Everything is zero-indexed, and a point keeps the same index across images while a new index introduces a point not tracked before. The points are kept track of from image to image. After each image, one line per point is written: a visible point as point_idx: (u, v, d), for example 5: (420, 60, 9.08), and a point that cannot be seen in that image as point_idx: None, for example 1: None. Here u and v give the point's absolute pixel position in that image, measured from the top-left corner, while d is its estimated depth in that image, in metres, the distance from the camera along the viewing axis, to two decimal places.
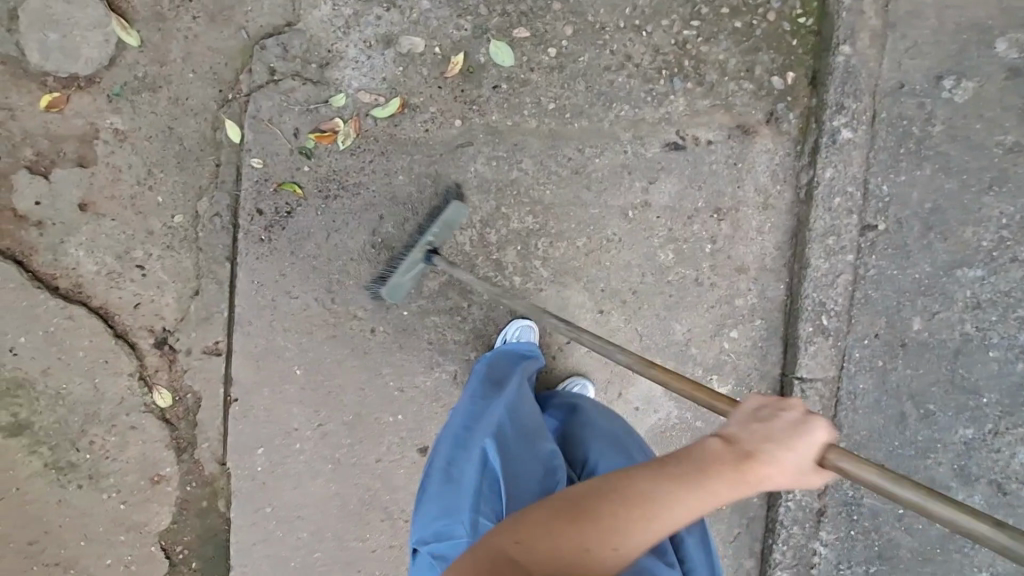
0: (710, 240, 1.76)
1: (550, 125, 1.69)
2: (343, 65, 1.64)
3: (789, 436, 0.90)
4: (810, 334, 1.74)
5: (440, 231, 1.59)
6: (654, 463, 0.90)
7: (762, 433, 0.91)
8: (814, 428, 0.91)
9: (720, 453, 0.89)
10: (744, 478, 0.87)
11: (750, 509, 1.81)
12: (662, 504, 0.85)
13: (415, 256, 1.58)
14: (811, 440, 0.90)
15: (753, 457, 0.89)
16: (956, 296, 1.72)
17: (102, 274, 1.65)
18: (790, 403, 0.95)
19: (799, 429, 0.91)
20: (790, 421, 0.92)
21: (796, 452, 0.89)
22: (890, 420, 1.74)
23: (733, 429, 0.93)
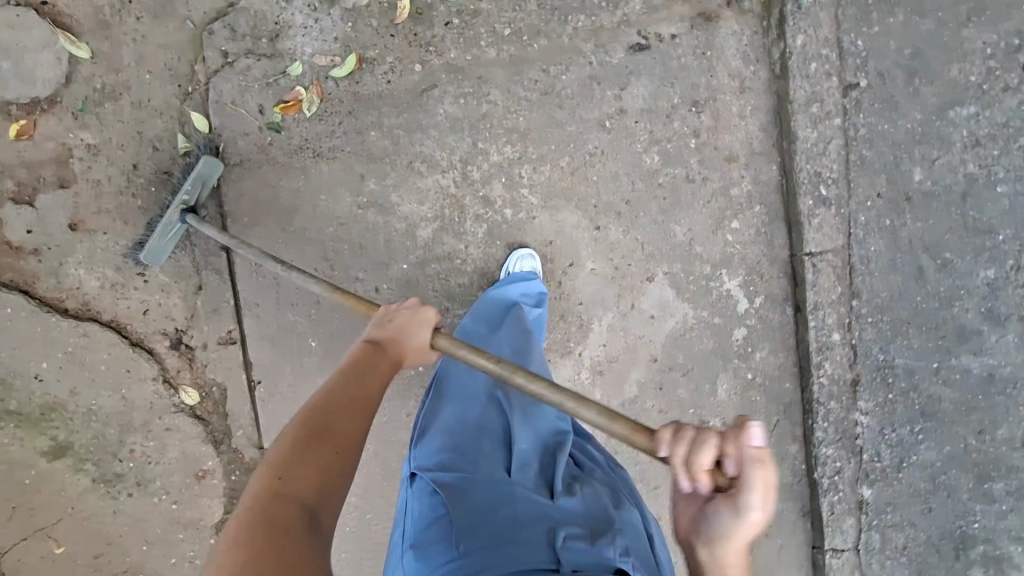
0: (693, 134, 1.73)
1: (510, 52, 1.66)
2: (293, 33, 1.62)
3: (414, 321, 1.17)
4: (812, 207, 1.71)
5: (193, 188, 1.55)
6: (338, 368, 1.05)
7: (400, 325, 1.16)
8: (427, 310, 1.18)
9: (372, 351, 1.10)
10: (391, 361, 1.11)
11: (785, 395, 1.80)
12: (361, 393, 1.00)
13: (171, 217, 1.56)
14: (429, 319, 1.18)
15: (392, 344, 1.13)
16: (953, 138, 1.68)
17: (106, 288, 1.67)
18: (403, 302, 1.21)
19: (415, 312, 1.18)
20: (411, 308, 1.19)
21: (420, 327, 1.16)
22: (909, 276, 1.72)
23: (376, 332, 1.15)
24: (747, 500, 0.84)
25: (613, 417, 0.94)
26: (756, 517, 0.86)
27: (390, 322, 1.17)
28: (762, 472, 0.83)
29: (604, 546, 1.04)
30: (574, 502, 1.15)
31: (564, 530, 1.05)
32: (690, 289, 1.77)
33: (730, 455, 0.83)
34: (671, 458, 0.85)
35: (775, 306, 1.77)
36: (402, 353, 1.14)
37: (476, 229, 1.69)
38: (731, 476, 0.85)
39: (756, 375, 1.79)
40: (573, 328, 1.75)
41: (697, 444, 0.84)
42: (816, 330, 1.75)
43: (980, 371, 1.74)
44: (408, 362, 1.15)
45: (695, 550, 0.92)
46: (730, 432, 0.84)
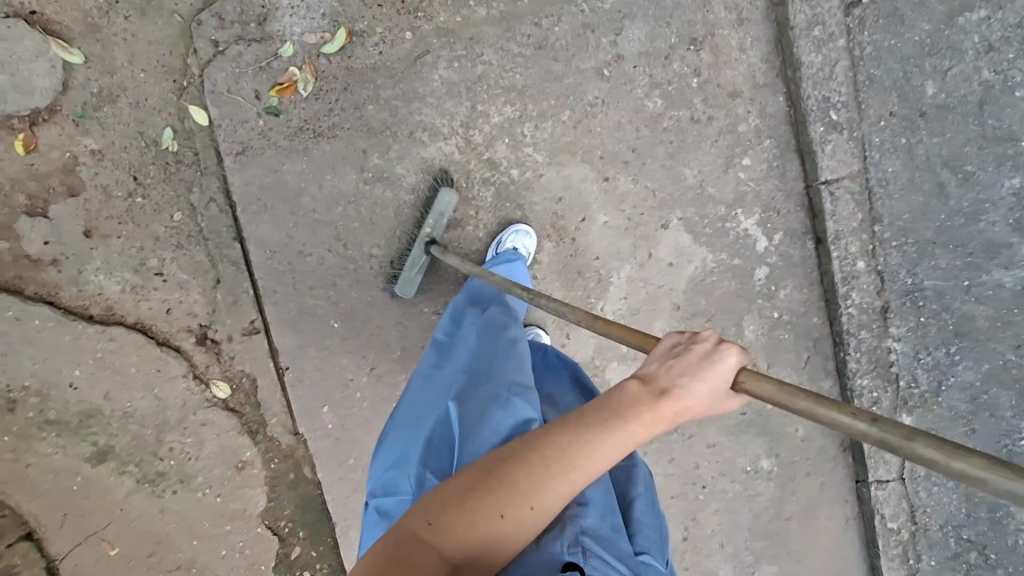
0: (694, 73, 1.69)
1: (500, 9, 1.64)
2: (281, 14, 1.61)
3: (701, 361, 0.87)
4: (824, 134, 1.67)
5: (434, 221, 1.60)
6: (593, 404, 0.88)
7: (676, 370, 0.88)
8: (725, 354, 0.87)
9: (643, 393, 0.87)
10: (656, 418, 0.85)
11: (813, 330, 1.77)
12: (594, 453, 0.84)
13: (417, 252, 1.61)
14: (725, 368, 0.87)
15: (663, 394, 0.86)
16: (965, 46, 1.62)
17: (127, 291, 1.69)
18: (698, 336, 0.90)
19: (710, 361, 0.87)
20: (700, 355, 0.88)
21: (705, 381, 0.86)
22: (931, 194, 1.67)
23: (652, 367, 0.90)
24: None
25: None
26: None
27: (675, 358, 0.89)
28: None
29: (550, 543, 0.94)
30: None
31: None
32: (706, 232, 1.74)
33: None
34: None
35: (794, 240, 1.74)
36: (677, 409, 0.86)
37: (485, 193, 1.67)
38: None
39: (781, 312, 1.76)
40: (592, 284, 1.73)
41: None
42: (839, 260, 1.71)
43: (1014, 284, 1.69)
44: (683, 420, 0.87)
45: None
46: None
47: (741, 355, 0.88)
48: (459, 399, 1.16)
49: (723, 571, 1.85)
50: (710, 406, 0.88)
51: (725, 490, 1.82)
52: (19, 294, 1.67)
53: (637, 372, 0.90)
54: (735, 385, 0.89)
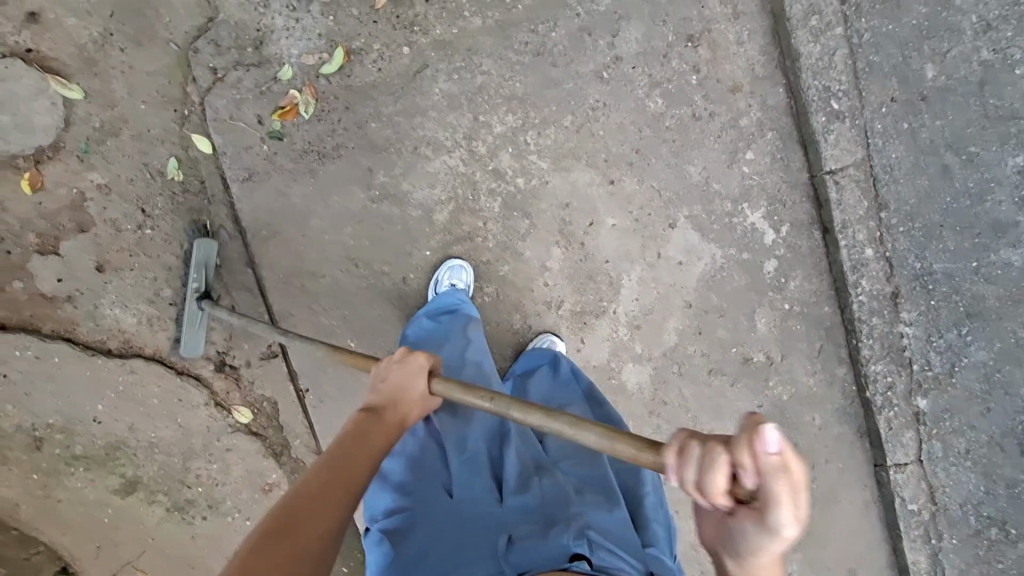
0: (693, 70, 1.69)
1: (495, 18, 1.63)
2: (276, 37, 1.61)
3: (407, 371, 1.16)
4: (826, 124, 1.67)
5: (198, 273, 1.61)
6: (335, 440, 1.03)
7: (392, 387, 1.15)
8: (416, 356, 1.18)
9: (370, 415, 1.10)
10: (388, 425, 1.10)
11: (824, 319, 1.78)
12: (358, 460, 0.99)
13: (191, 306, 1.62)
14: (417, 372, 1.16)
15: (387, 407, 1.12)
16: (963, 27, 1.62)
17: (143, 323, 1.70)
18: (391, 356, 1.20)
19: (407, 370, 1.16)
20: (399, 370, 1.16)
21: (415, 386, 1.15)
22: (935, 178, 1.68)
23: (371, 396, 1.15)
24: (777, 517, 0.72)
25: (609, 438, 0.88)
26: (790, 536, 0.74)
27: (384, 382, 1.16)
28: (786, 478, 0.71)
29: (557, 536, 1.07)
30: (527, 499, 1.17)
31: (513, 534, 1.09)
32: (714, 228, 1.75)
33: (743, 466, 0.72)
34: (680, 481, 0.77)
35: (802, 231, 1.75)
36: (402, 412, 1.13)
37: (491, 204, 1.68)
38: (751, 490, 0.73)
39: (792, 303, 1.78)
40: (602, 287, 1.74)
41: (705, 466, 0.73)
42: (848, 249, 1.72)
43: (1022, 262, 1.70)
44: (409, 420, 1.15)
45: (721, 557, 0.84)
46: (738, 440, 0.73)
47: (428, 356, 1.18)
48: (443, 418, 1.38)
49: None
50: (422, 408, 1.18)
51: None
52: (37, 332, 1.68)
53: (360, 407, 1.13)
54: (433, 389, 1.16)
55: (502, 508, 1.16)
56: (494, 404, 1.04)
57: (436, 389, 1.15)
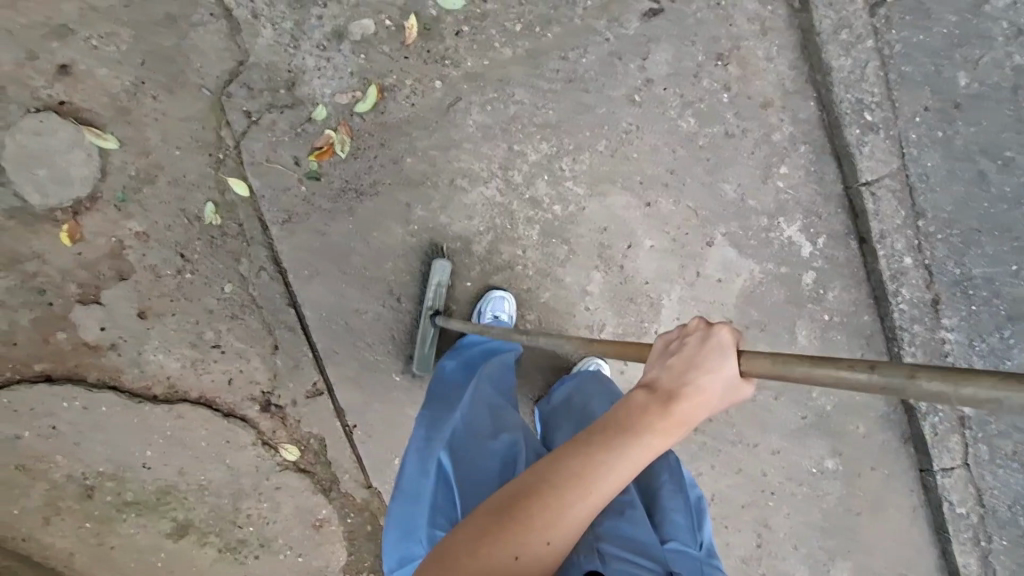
0: (724, 88, 1.69)
1: (524, 47, 1.63)
2: (309, 78, 1.61)
3: (703, 351, 0.85)
4: (861, 136, 1.67)
5: (434, 293, 1.63)
6: (597, 424, 0.83)
7: (681, 365, 0.85)
8: (720, 332, 0.85)
9: (647, 399, 0.84)
10: (668, 426, 0.82)
11: (865, 328, 1.78)
12: (613, 469, 0.79)
13: (425, 326, 1.65)
14: (719, 353, 0.85)
15: (677, 396, 0.83)
16: (994, 33, 1.62)
17: (187, 367, 1.70)
18: (687, 325, 0.88)
19: (704, 346, 0.85)
20: (694, 346, 0.86)
21: (711, 373, 0.84)
22: (972, 184, 1.68)
23: (655, 371, 0.87)
24: None
25: None
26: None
27: (674, 355, 0.87)
28: None
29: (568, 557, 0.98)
30: None
31: None
32: (751, 243, 1.75)
33: None
34: None
35: (839, 241, 1.75)
36: (694, 406, 0.83)
37: (529, 231, 1.68)
38: None
39: (832, 314, 1.78)
40: (643, 308, 1.74)
41: None
42: (887, 258, 1.72)
43: None
44: (702, 414, 0.84)
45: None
46: None
47: (733, 333, 0.86)
48: (451, 447, 1.20)
49: (799, 572, 1.88)
50: (723, 398, 0.86)
51: (794, 493, 1.85)
52: (83, 382, 1.69)
53: (644, 378, 0.87)
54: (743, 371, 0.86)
55: None
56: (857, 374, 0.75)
57: (751, 369, 0.84)
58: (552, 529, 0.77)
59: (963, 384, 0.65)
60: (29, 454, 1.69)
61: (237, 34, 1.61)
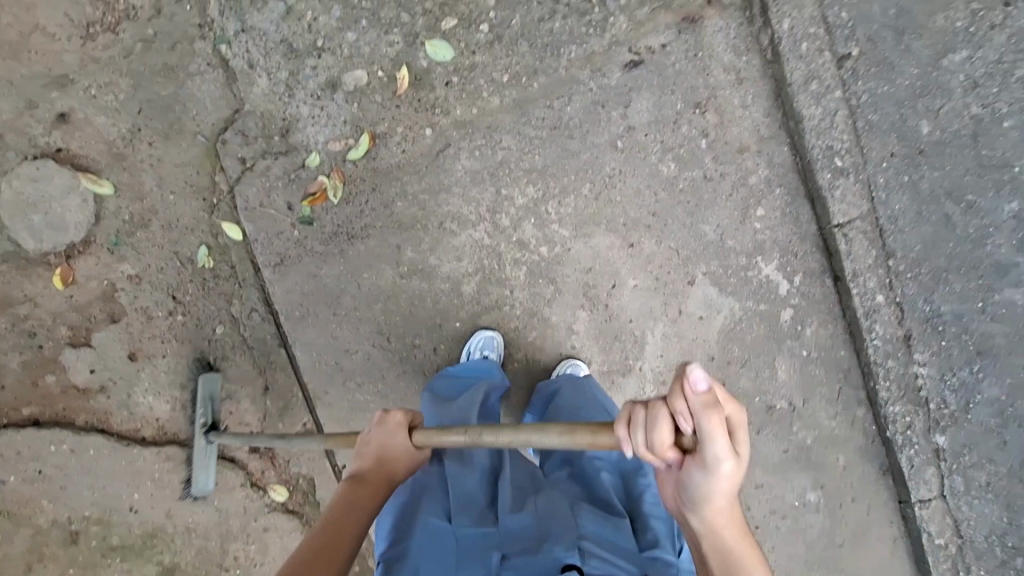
0: (702, 134, 1.77)
1: (512, 96, 1.70)
2: (303, 125, 1.66)
3: (387, 432, 1.16)
4: (832, 180, 1.75)
5: (205, 408, 1.66)
6: (323, 515, 1.07)
7: (376, 447, 1.15)
8: (394, 414, 1.18)
9: (354, 482, 1.12)
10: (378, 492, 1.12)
11: (842, 362, 1.85)
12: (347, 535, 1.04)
13: (199, 444, 1.66)
14: (399, 429, 1.16)
15: (375, 470, 1.13)
16: (952, 85, 1.71)
17: (177, 408, 1.71)
18: (371, 420, 1.19)
19: (382, 431, 1.17)
20: (377, 432, 1.17)
21: (399, 443, 1.16)
22: (937, 226, 1.76)
23: (358, 460, 1.16)
24: (715, 450, 0.78)
25: (570, 433, 0.87)
26: (726, 469, 0.81)
27: (366, 445, 1.16)
28: (715, 416, 0.76)
29: (550, 548, 1.07)
30: (522, 517, 1.13)
31: (505, 552, 1.08)
32: (731, 282, 1.81)
33: (680, 411, 0.76)
34: (634, 448, 0.78)
35: (815, 279, 1.82)
36: (391, 470, 1.15)
37: (517, 272, 1.73)
38: (691, 434, 0.77)
39: (810, 349, 1.84)
40: (629, 345, 1.79)
41: (649, 424, 0.77)
42: (860, 295, 1.79)
43: None
44: (401, 473, 1.16)
45: (687, 519, 0.90)
46: (674, 385, 0.76)
47: (404, 412, 1.19)
48: None
49: None
50: (412, 459, 1.18)
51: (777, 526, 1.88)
52: (71, 425, 1.69)
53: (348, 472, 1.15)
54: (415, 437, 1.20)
55: (498, 527, 1.12)
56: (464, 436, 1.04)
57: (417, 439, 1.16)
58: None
59: (501, 430, 0.98)
60: (14, 498, 1.68)
61: (233, 83, 1.66)
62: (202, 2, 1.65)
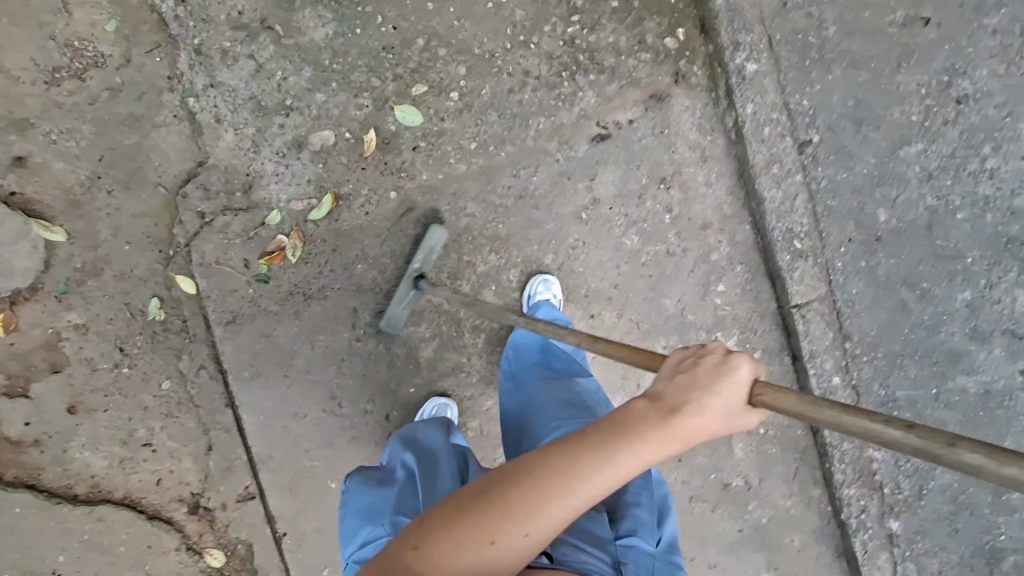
0: (666, 210, 1.79)
1: (479, 164, 1.71)
2: (265, 182, 1.65)
3: (716, 376, 0.82)
4: (791, 261, 1.77)
5: (424, 258, 1.65)
6: (592, 426, 0.85)
7: (688, 383, 0.83)
8: (743, 363, 0.82)
9: (649, 408, 0.83)
10: (662, 441, 0.81)
11: (799, 441, 1.85)
12: (593, 474, 0.81)
13: (405, 287, 1.64)
14: (736, 380, 0.81)
15: (673, 411, 0.82)
16: (908, 176, 1.76)
17: (114, 465, 1.65)
18: (708, 348, 0.85)
19: (721, 372, 0.82)
20: (711, 367, 0.83)
21: (719, 396, 0.81)
22: (893, 311, 1.78)
23: (660, 385, 0.85)
24: None
25: None
26: None
27: (683, 373, 0.84)
28: None
29: None
30: None
31: None
32: None
33: None
34: None
35: (773, 357, 1.83)
36: (694, 426, 0.81)
37: (476, 339, 1.71)
38: None
39: (767, 428, 1.84)
40: None
41: None
42: (817, 377, 1.79)
43: (977, 388, 1.80)
44: (707, 434, 0.82)
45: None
46: None
47: (750, 365, 0.82)
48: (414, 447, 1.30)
49: None
50: (728, 424, 0.82)
51: None
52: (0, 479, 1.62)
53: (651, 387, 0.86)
54: (753, 399, 0.82)
55: None
56: (911, 438, 0.69)
57: (760, 399, 0.81)
58: (530, 527, 0.82)
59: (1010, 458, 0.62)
60: None
61: (198, 136, 1.65)
62: (172, 54, 1.64)
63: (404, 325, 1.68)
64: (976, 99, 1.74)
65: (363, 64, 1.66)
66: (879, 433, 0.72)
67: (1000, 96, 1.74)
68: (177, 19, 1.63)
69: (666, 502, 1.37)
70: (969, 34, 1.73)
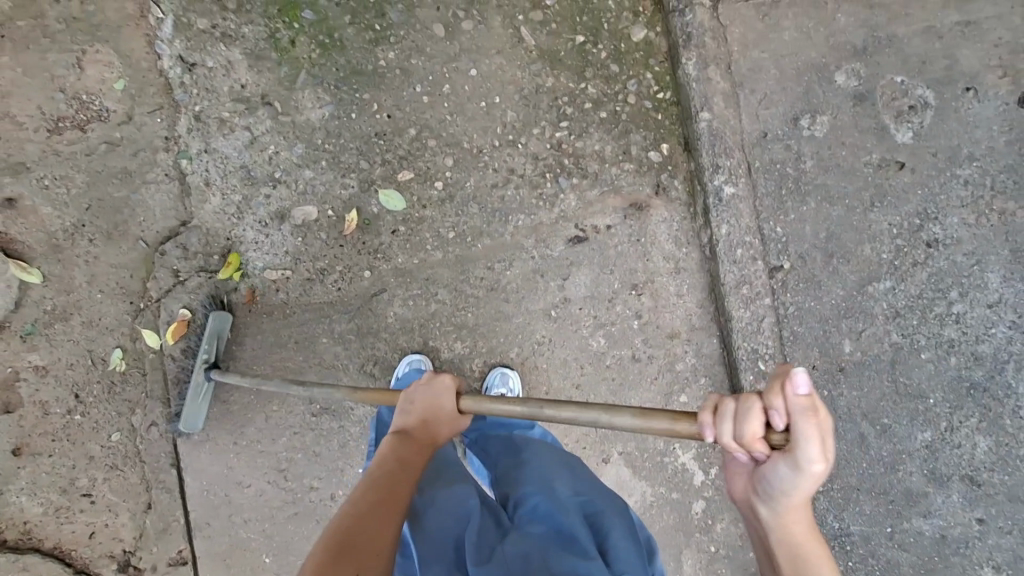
0: (635, 315, 1.81)
1: (455, 253, 1.75)
2: (244, 248, 1.69)
3: (434, 391, 1.16)
4: (754, 382, 1.78)
5: (210, 345, 1.62)
6: (378, 463, 1.08)
7: (422, 407, 1.15)
8: (444, 377, 1.17)
9: (405, 436, 1.12)
10: (422, 447, 1.12)
11: (750, 564, 1.81)
12: (397, 486, 1.05)
13: (198, 379, 1.61)
14: (449, 390, 1.16)
15: (422, 427, 1.14)
16: (874, 311, 1.78)
17: (50, 513, 1.63)
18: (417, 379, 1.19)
19: (436, 387, 1.17)
20: (426, 390, 1.17)
21: (443, 402, 1.16)
22: (853, 444, 1.78)
23: (403, 417, 1.15)
24: (805, 452, 0.81)
25: (642, 416, 0.96)
26: (815, 469, 0.82)
27: (413, 403, 1.16)
28: (814, 421, 0.81)
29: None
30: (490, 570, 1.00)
31: None
32: (645, 464, 1.80)
33: (774, 407, 0.82)
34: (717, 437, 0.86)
35: None
36: (436, 430, 1.15)
37: None
38: (779, 430, 0.83)
39: (718, 547, 1.81)
40: None
41: (740, 414, 0.84)
42: None
43: (932, 531, 1.78)
44: (447, 433, 1.16)
45: (756, 511, 0.91)
46: (772, 387, 0.83)
47: (452, 377, 1.18)
48: None
49: None
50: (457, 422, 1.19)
51: None
52: None
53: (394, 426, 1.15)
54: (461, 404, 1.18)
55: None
56: (524, 408, 1.08)
57: (464, 406, 1.16)
58: (377, 542, 0.95)
59: (565, 407, 1.04)
60: None
61: (186, 196, 1.70)
62: (173, 117, 1.70)
63: (204, 422, 1.64)
64: (945, 244, 1.78)
65: (354, 147, 1.72)
66: (514, 411, 1.10)
67: (969, 244, 1.78)
68: (182, 85, 1.70)
69: (651, 545, 1.30)
70: (941, 182, 1.78)
